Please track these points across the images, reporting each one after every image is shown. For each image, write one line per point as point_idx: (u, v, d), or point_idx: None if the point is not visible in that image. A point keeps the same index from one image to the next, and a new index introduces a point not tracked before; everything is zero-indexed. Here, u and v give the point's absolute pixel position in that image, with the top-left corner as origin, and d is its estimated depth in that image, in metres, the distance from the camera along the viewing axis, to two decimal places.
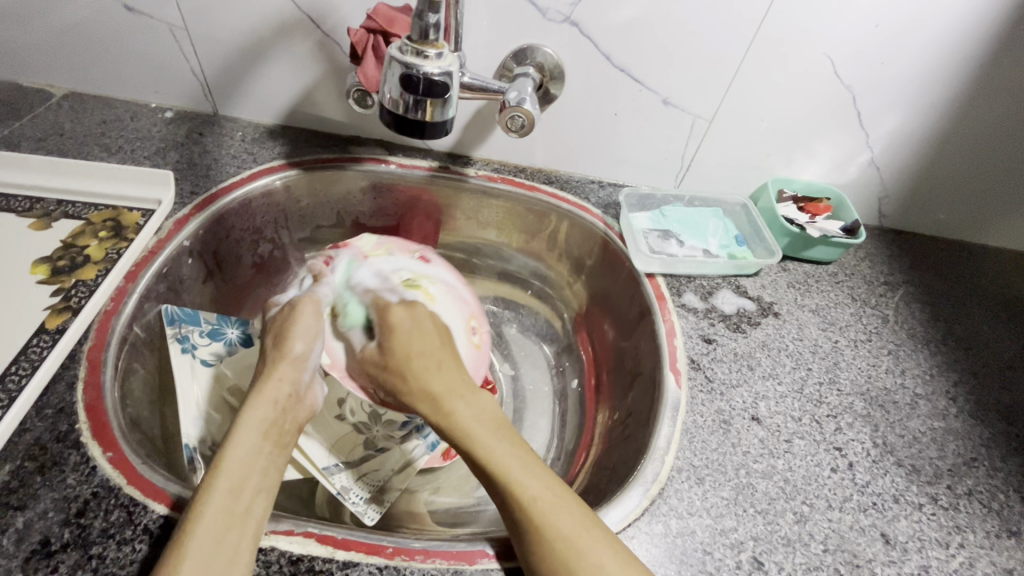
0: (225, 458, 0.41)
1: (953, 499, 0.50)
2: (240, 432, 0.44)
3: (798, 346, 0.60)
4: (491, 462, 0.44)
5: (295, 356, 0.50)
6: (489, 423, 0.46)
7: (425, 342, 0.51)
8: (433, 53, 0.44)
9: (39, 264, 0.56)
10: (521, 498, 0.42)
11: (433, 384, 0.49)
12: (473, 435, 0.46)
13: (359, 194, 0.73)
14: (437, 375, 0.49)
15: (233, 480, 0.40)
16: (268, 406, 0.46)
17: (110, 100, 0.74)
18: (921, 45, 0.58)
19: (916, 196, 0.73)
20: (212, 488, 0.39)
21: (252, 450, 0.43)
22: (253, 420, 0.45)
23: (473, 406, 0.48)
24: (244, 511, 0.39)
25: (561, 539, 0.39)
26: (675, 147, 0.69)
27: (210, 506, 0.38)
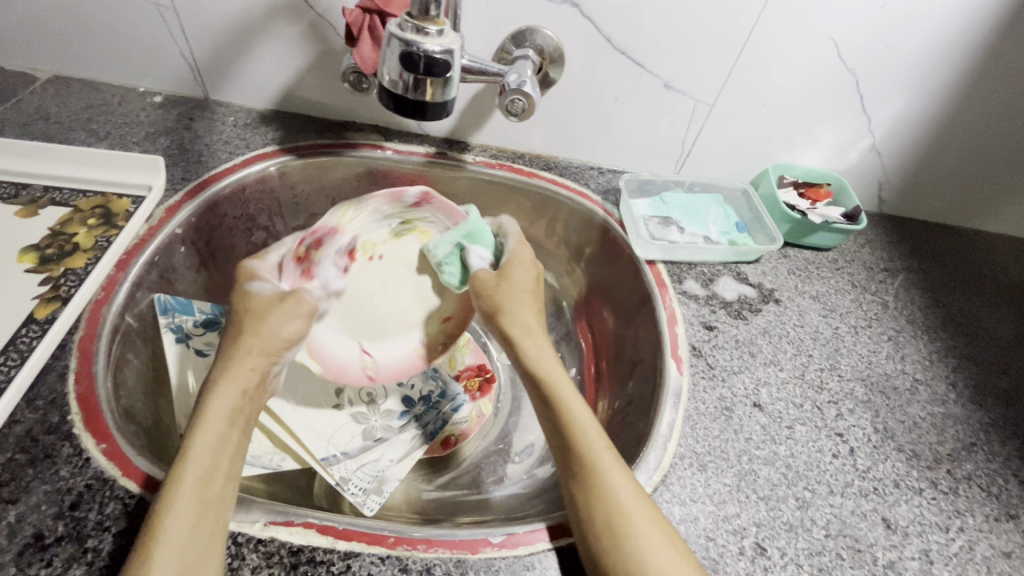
0: (192, 448, 0.40)
1: (953, 483, 0.50)
2: (205, 422, 0.42)
3: (799, 332, 0.60)
4: (570, 411, 0.45)
5: (265, 337, 0.49)
6: (569, 379, 0.48)
7: (526, 295, 0.53)
8: (434, 30, 0.42)
9: (27, 252, 0.54)
10: (586, 450, 0.43)
11: (527, 337, 0.50)
12: (558, 389, 0.47)
13: (354, 181, 0.72)
14: (531, 331, 0.51)
15: (199, 473, 0.39)
16: (233, 393, 0.44)
17: (96, 83, 0.72)
18: (927, 27, 0.57)
19: (916, 182, 0.72)
20: (180, 483, 0.38)
21: (218, 440, 0.41)
22: (218, 409, 0.43)
23: (553, 361, 0.49)
24: (214, 501, 0.38)
25: (616, 497, 0.40)
26: (675, 132, 0.69)
27: (180, 495, 0.37)
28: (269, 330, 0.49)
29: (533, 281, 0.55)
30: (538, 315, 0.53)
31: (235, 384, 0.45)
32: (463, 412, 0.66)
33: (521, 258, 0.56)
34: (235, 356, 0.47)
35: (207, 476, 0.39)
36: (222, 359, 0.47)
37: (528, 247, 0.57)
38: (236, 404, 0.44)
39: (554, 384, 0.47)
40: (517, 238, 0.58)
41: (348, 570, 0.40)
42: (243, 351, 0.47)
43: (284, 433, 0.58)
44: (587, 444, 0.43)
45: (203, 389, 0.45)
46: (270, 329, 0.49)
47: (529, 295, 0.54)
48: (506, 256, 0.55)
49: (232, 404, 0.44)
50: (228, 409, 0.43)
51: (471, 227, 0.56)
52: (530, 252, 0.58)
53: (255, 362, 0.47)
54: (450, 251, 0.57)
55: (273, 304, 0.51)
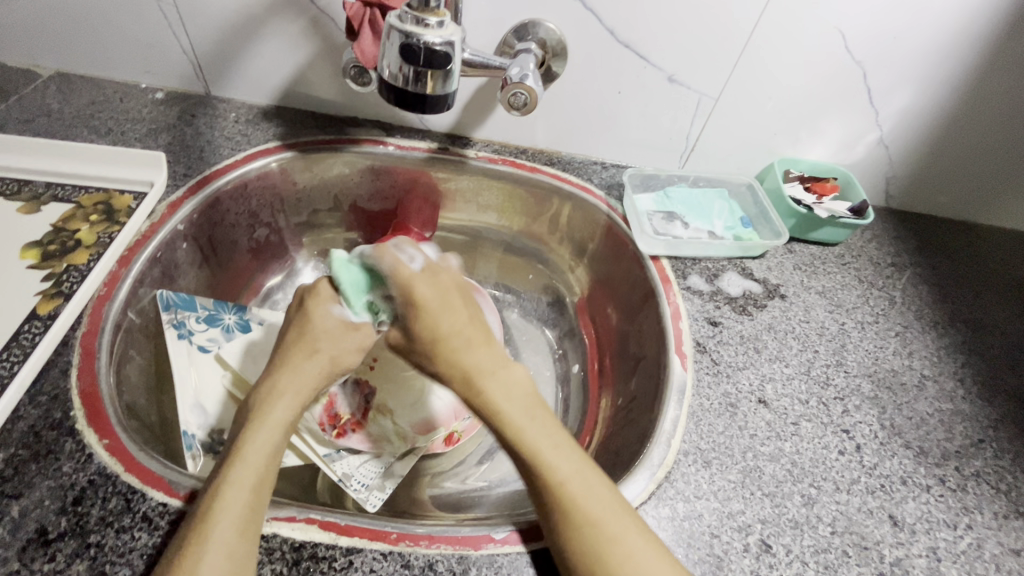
0: (243, 453, 0.40)
1: (962, 480, 0.49)
2: (269, 425, 0.43)
3: (805, 328, 0.60)
4: (523, 439, 0.42)
5: (339, 348, 0.49)
6: (522, 400, 0.44)
7: (455, 317, 0.47)
8: (434, 21, 0.42)
9: (30, 249, 0.55)
10: (552, 480, 0.40)
11: (466, 360, 0.45)
12: (507, 419, 0.43)
13: (356, 176, 0.72)
14: (471, 350, 0.46)
15: (254, 478, 0.39)
16: (293, 403, 0.45)
17: (98, 80, 0.71)
18: (937, 18, 0.56)
19: (924, 177, 0.71)
20: (237, 485, 0.38)
21: (270, 449, 0.41)
22: (280, 416, 0.43)
23: (503, 382, 0.45)
24: (260, 511, 0.38)
25: (587, 523, 0.39)
26: (680, 126, 0.68)
27: (230, 502, 0.37)
28: (341, 350, 0.49)
29: (446, 285, 0.49)
30: (476, 328, 0.47)
31: (297, 392, 0.45)
32: None
33: (417, 275, 0.48)
34: (301, 361, 0.47)
35: (259, 485, 0.39)
36: (275, 364, 0.47)
37: (394, 251, 0.50)
38: (294, 414, 0.44)
39: (505, 415, 0.43)
40: (409, 249, 0.50)
41: (350, 566, 0.40)
42: (314, 356, 0.47)
43: None
44: (556, 473, 0.41)
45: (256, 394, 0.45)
46: (338, 345, 0.49)
47: (445, 312, 0.47)
48: (391, 275, 0.48)
49: (291, 414, 0.44)
50: (287, 419, 0.44)
51: (347, 283, 0.50)
52: (428, 262, 0.50)
53: (324, 370, 0.47)
54: (354, 312, 0.51)
55: (343, 332, 0.49)
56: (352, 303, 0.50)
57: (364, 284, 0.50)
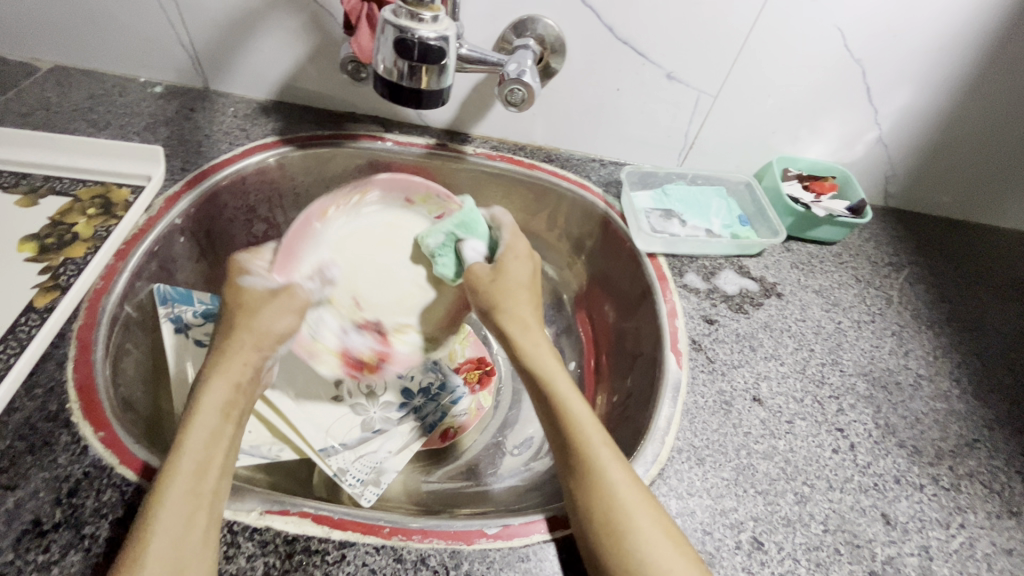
0: (185, 441, 0.40)
1: (955, 480, 0.49)
2: (201, 412, 0.42)
3: (801, 327, 0.59)
4: (561, 408, 0.45)
5: (260, 330, 0.49)
6: (569, 378, 0.48)
7: (524, 294, 0.53)
8: (429, 16, 0.42)
9: (27, 241, 0.55)
10: (585, 446, 0.43)
11: (520, 336, 0.50)
12: (558, 390, 0.47)
13: (354, 172, 0.72)
14: (523, 329, 0.51)
15: (194, 464, 0.39)
16: (227, 387, 0.44)
17: (97, 73, 0.71)
18: (937, 17, 0.56)
19: (923, 176, 0.71)
20: (175, 473, 0.38)
21: (212, 434, 0.41)
22: (214, 401, 0.43)
23: (553, 362, 0.49)
24: (207, 495, 0.38)
25: (614, 493, 0.40)
26: (678, 124, 0.68)
27: (173, 487, 0.37)
28: (263, 325, 0.49)
29: (524, 279, 0.54)
30: (532, 312, 0.53)
31: (227, 378, 0.45)
32: (462, 405, 0.66)
33: (506, 255, 0.55)
34: (229, 350, 0.47)
35: (202, 470, 0.39)
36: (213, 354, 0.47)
37: (506, 224, 0.58)
38: (229, 398, 0.44)
39: (556, 386, 0.47)
40: (507, 232, 0.57)
41: (343, 559, 0.40)
42: (238, 345, 0.47)
43: (284, 424, 0.58)
44: (587, 443, 0.43)
45: (198, 384, 0.45)
46: (261, 324, 0.49)
47: (524, 289, 0.54)
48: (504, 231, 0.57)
49: (226, 398, 0.43)
50: (223, 403, 0.43)
51: (465, 218, 0.57)
52: (510, 248, 0.56)
53: (248, 356, 0.47)
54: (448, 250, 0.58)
55: (265, 302, 0.50)
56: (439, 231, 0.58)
57: (470, 228, 0.57)
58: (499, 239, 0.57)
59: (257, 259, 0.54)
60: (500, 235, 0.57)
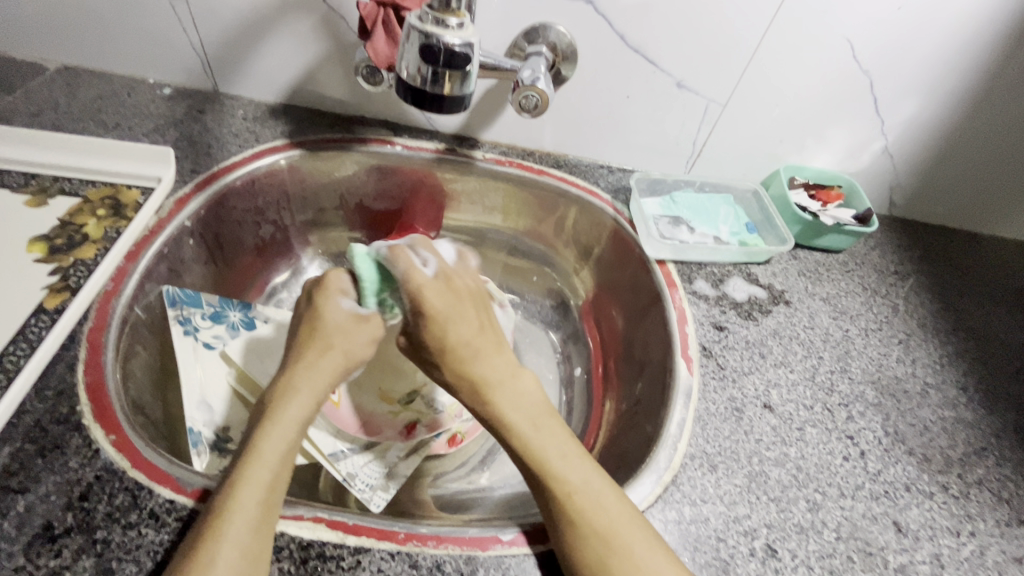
0: (265, 451, 0.41)
1: (964, 488, 0.50)
2: (283, 422, 0.43)
3: (809, 334, 0.60)
4: (533, 449, 0.44)
5: (351, 345, 0.48)
6: (528, 410, 0.46)
7: (466, 327, 0.47)
8: (455, 22, 0.42)
9: (37, 242, 0.54)
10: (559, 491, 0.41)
11: (475, 373, 0.46)
12: (518, 430, 0.45)
13: (363, 176, 0.72)
14: (481, 361, 0.47)
15: (268, 476, 0.39)
16: (310, 400, 0.45)
17: (106, 74, 0.71)
18: (944, 29, 0.57)
19: (927, 186, 0.72)
20: (248, 483, 0.38)
21: (285, 447, 0.42)
22: (293, 413, 0.43)
23: (513, 396, 0.46)
24: (274, 508, 0.39)
25: (594, 532, 0.39)
26: (687, 131, 0.68)
27: (249, 494, 0.38)
28: (354, 344, 0.49)
29: (472, 291, 0.50)
30: (485, 330, 0.48)
31: (314, 391, 0.45)
32: None
33: (429, 280, 0.48)
34: (314, 363, 0.46)
35: (274, 485, 0.39)
36: (293, 363, 0.47)
37: (407, 255, 0.50)
38: (308, 412, 0.44)
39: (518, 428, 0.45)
40: (425, 253, 0.51)
41: (358, 565, 0.39)
42: (330, 356, 0.47)
43: None
44: (568, 486, 0.42)
45: (278, 389, 0.45)
46: (347, 342, 0.48)
47: (463, 315, 0.48)
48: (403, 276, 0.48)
49: (305, 414, 0.44)
50: (301, 418, 0.44)
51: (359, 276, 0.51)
52: (440, 267, 0.50)
53: (332, 369, 0.47)
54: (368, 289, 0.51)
55: (353, 324, 0.49)
56: (360, 272, 0.51)
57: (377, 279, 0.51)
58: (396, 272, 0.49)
59: None
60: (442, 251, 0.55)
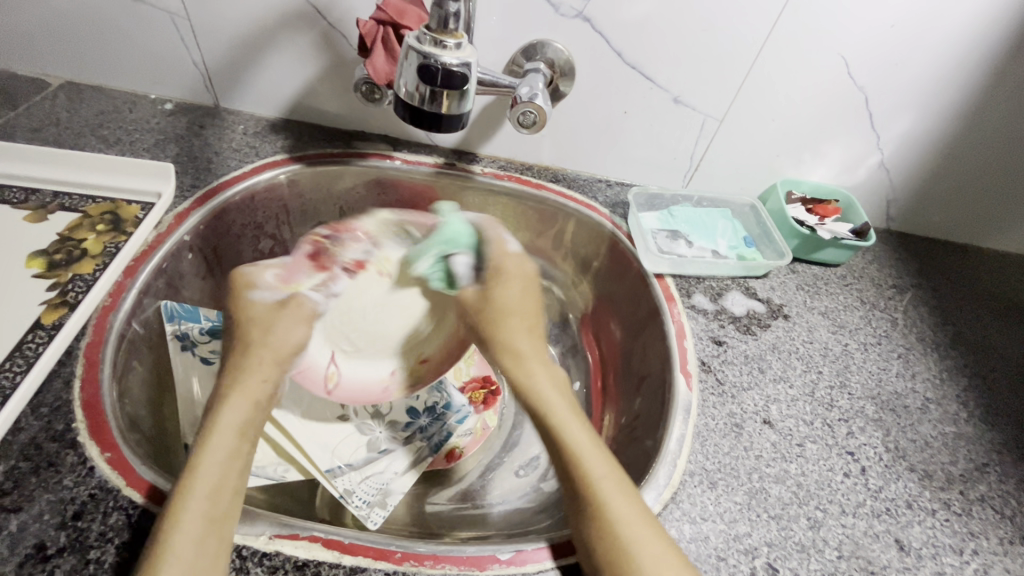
0: (202, 460, 0.40)
1: (966, 505, 0.49)
2: (217, 431, 0.43)
3: (808, 348, 0.60)
4: (564, 433, 0.46)
5: (274, 347, 0.51)
6: (567, 404, 0.49)
7: (522, 318, 0.56)
8: (453, 43, 0.43)
9: (35, 257, 0.54)
10: (588, 475, 0.42)
11: (515, 343, 0.54)
12: (557, 415, 0.47)
13: (362, 190, 0.72)
14: (521, 336, 0.55)
15: (211, 484, 0.39)
16: (244, 405, 0.45)
17: (108, 90, 0.72)
18: (937, 46, 0.58)
19: (923, 200, 0.72)
20: (190, 494, 0.38)
21: (227, 456, 0.41)
22: (228, 421, 0.44)
23: (550, 386, 0.50)
24: (225, 518, 0.38)
25: (618, 520, 0.39)
26: (684, 146, 0.69)
27: (190, 508, 0.37)
28: (276, 343, 0.51)
29: (524, 274, 0.59)
30: (530, 317, 0.57)
31: (245, 397, 0.46)
32: (467, 424, 0.64)
33: (507, 271, 0.58)
34: (246, 365, 0.48)
35: (219, 491, 0.39)
36: (228, 370, 0.48)
37: (496, 233, 0.61)
38: (246, 417, 0.45)
39: (550, 401, 0.49)
40: (506, 236, 0.61)
41: None
42: (253, 362, 0.49)
43: (291, 446, 0.58)
44: (584, 461, 0.43)
45: (217, 399, 0.46)
46: (276, 341, 0.51)
47: (515, 302, 0.57)
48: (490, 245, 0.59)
49: (243, 419, 0.45)
50: (240, 422, 0.44)
51: (449, 232, 0.59)
52: (515, 256, 0.60)
53: (266, 372, 0.49)
54: (432, 256, 0.60)
55: (275, 313, 0.52)
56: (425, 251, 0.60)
57: (465, 240, 0.59)
58: (489, 244, 0.59)
59: (268, 273, 0.55)
60: (509, 244, 0.60)
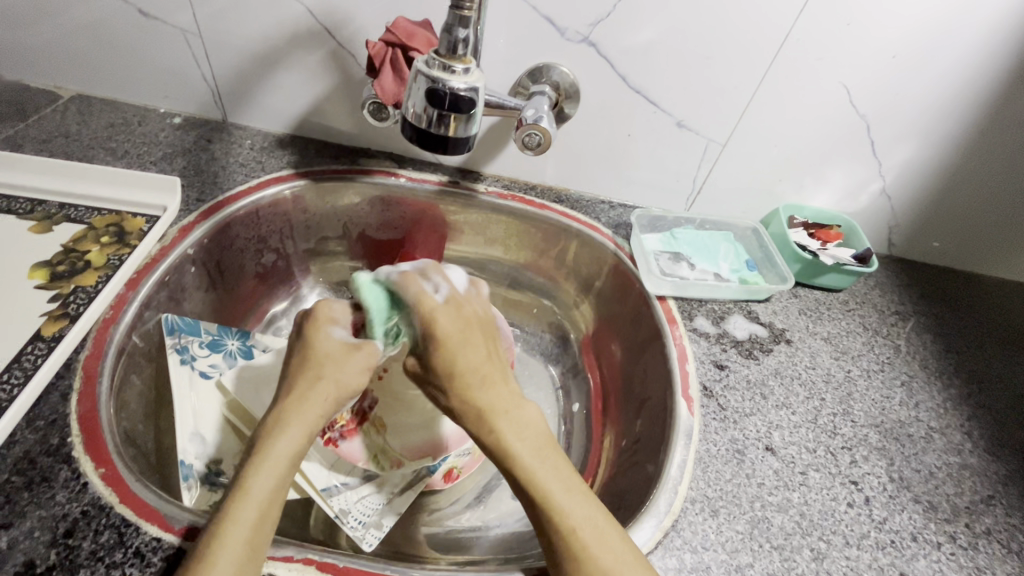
0: (245, 498, 0.39)
1: (972, 539, 0.48)
2: (270, 460, 0.41)
3: (811, 375, 0.59)
4: (534, 479, 0.42)
5: (343, 378, 0.47)
6: (533, 442, 0.44)
7: (472, 352, 0.47)
8: (460, 68, 0.43)
9: (39, 268, 0.54)
10: (560, 522, 0.40)
11: (479, 400, 0.46)
12: (520, 459, 0.43)
13: (366, 206, 0.72)
14: (484, 390, 0.46)
15: (247, 536, 0.37)
16: (299, 439, 0.43)
17: (118, 103, 0.73)
18: (938, 77, 0.59)
19: (924, 227, 0.73)
20: (226, 537, 0.37)
21: (269, 499, 0.40)
22: (281, 452, 0.42)
23: (515, 423, 0.45)
24: (254, 564, 0.37)
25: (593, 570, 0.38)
26: (687, 169, 0.69)
27: (226, 548, 0.36)
28: (346, 376, 0.48)
29: (464, 319, 0.49)
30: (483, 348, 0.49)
31: (301, 431, 0.43)
32: (469, 442, 0.62)
33: (439, 306, 0.49)
34: (310, 396, 0.45)
35: (256, 536, 0.38)
36: (288, 396, 0.46)
37: (418, 281, 0.51)
38: (298, 450, 0.43)
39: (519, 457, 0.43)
40: (434, 279, 0.52)
41: None
42: (317, 392, 0.46)
43: None
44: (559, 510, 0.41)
45: (273, 426, 0.44)
46: (343, 375, 0.47)
47: (463, 336, 0.48)
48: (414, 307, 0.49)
49: (294, 452, 0.43)
50: (290, 457, 0.42)
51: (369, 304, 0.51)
52: (451, 293, 0.51)
53: (326, 407, 0.46)
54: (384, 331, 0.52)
55: (345, 356, 0.49)
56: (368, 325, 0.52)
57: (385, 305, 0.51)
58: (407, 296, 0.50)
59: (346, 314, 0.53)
60: (450, 279, 0.53)
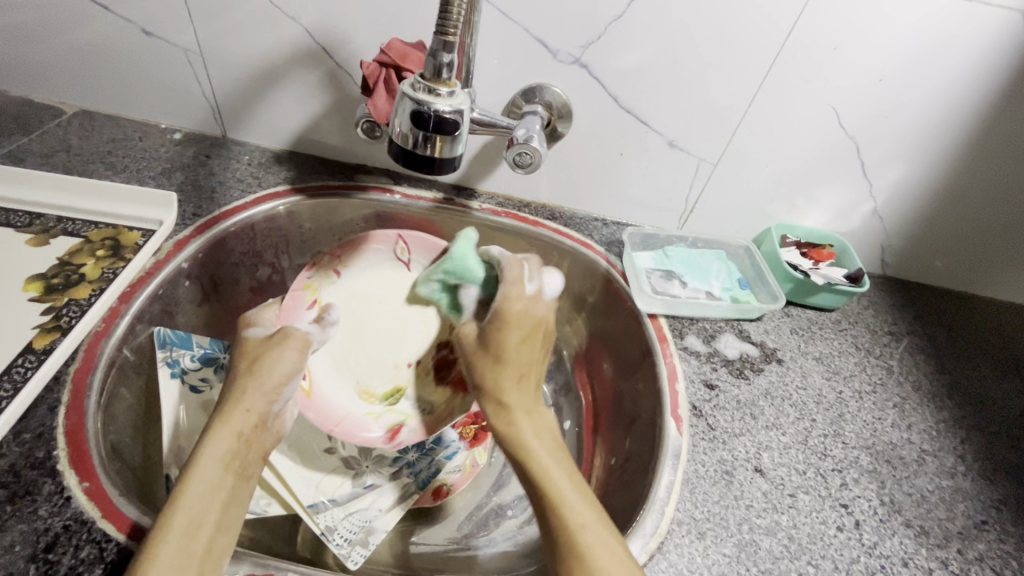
0: (182, 497, 0.40)
1: (964, 565, 0.48)
2: (202, 461, 0.42)
3: (802, 396, 0.59)
4: (549, 481, 0.43)
5: (266, 377, 0.49)
6: (549, 443, 0.46)
7: (525, 349, 0.50)
8: (445, 91, 0.45)
9: (33, 281, 0.55)
10: (570, 521, 0.40)
11: (509, 395, 0.48)
12: (535, 456, 0.44)
13: (362, 222, 0.73)
14: (516, 387, 0.49)
15: (189, 521, 0.39)
16: (229, 437, 0.44)
17: (119, 118, 0.74)
18: (926, 99, 0.59)
19: (917, 248, 0.73)
20: (166, 532, 0.37)
21: (210, 488, 0.41)
22: (215, 451, 0.43)
23: (536, 425, 0.47)
24: (200, 554, 0.38)
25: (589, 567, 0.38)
26: (679, 189, 0.70)
27: (165, 545, 0.37)
28: (268, 372, 0.50)
29: (535, 319, 0.52)
30: (529, 366, 0.50)
31: (230, 429, 0.45)
32: (456, 461, 0.63)
33: (523, 298, 0.52)
34: (238, 396, 0.47)
35: (197, 528, 0.39)
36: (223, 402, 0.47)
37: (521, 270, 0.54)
38: (231, 446, 0.44)
39: (535, 453, 0.45)
40: (534, 275, 0.55)
41: None
42: (244, 394, 0.47)
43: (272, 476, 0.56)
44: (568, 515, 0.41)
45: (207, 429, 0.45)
46: (268, 372, 0.49)
47: (522, 347, 0.50)
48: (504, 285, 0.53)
49: (227, 450, 0.44)
50: (223, 455, 0.43)
51: (453, 263, 0.58)
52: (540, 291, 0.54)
53: (256, 404, 0.47)
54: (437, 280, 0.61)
55: (265, 347, 0.52)
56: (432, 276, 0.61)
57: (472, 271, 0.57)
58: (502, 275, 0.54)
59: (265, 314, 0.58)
60: (549, 283, 0.55)
